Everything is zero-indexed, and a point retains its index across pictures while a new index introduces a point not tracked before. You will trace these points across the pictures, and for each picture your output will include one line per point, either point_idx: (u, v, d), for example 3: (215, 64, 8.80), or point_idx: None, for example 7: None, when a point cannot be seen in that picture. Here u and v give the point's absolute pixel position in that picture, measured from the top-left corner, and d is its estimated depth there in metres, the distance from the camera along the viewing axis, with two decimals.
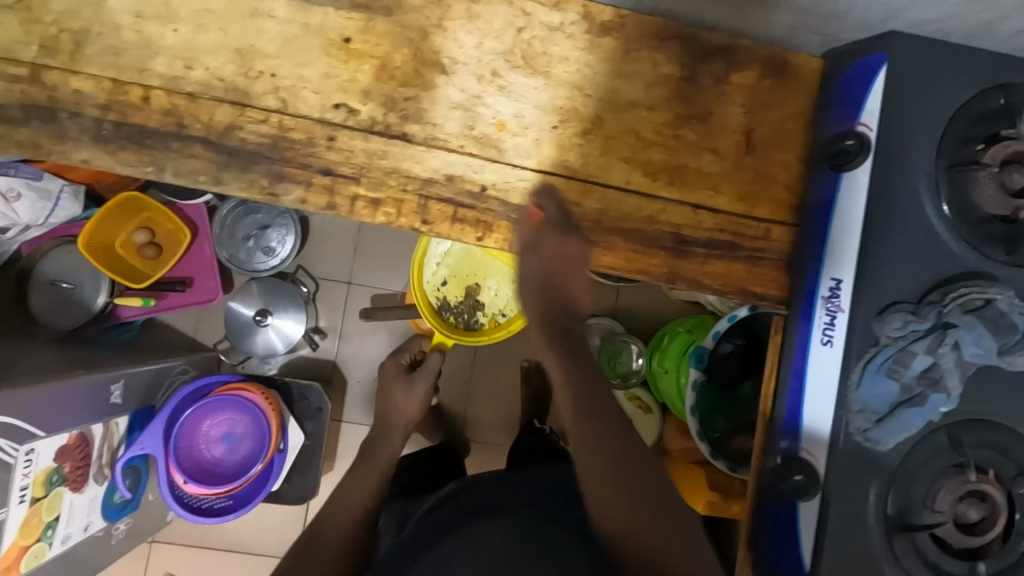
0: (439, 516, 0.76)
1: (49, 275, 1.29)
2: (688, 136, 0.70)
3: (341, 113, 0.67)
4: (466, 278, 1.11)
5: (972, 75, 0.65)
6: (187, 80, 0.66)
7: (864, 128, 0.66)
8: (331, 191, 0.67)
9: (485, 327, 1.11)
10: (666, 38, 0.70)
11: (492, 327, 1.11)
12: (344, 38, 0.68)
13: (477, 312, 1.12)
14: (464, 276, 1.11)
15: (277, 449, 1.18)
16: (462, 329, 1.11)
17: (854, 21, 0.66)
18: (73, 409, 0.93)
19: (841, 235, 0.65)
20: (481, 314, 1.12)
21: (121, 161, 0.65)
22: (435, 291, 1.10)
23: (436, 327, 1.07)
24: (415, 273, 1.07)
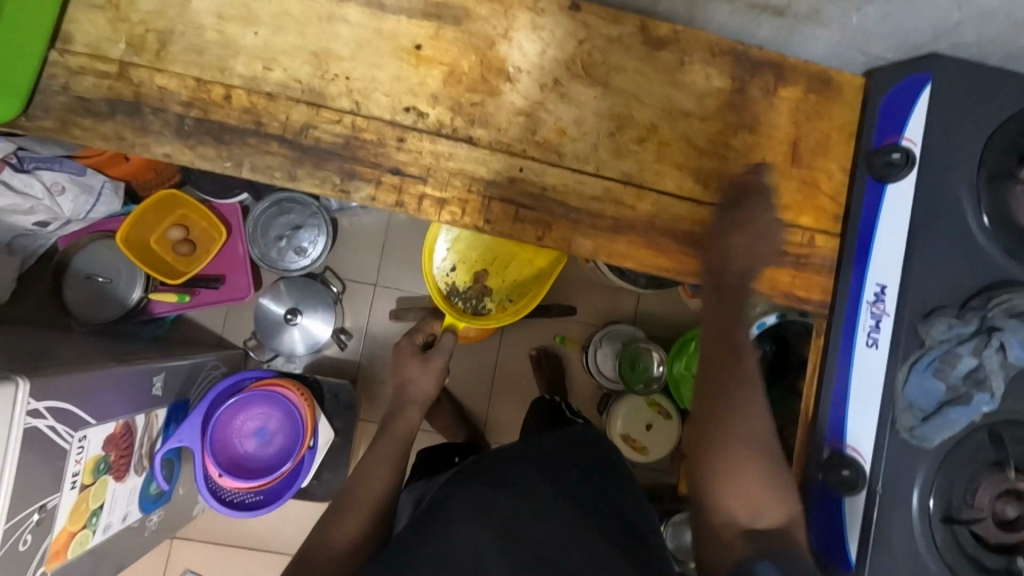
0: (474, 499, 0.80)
1: (86, 270, 1.31)
2: (739, 146, 0.74)
3: (411, 116, 0.71)
4: (474, 264, 1.10)
5: (1008, 95, 0.69)
6: (265, 80, 0.69)
7: (909, 141, 0.70)
8: (399, 190, 0.70)
9: (492, 311, 1.09)
10: (719, 53, 0.74)
11: (500, 311, 1.09)
12: (415, 44, 0.71)
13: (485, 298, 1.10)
14: (472, 261, 1.10)
15: (308, 446, 1.20)
16: (471, 314, 1.09)
17: (899, 41, 0.70)
18: (119, 399, 0.95)
19: (886, 242, 0.69)
20: (489, 299, 1.10)
21: (201, 155, 0.68)
22: (445, 276, 1.09)
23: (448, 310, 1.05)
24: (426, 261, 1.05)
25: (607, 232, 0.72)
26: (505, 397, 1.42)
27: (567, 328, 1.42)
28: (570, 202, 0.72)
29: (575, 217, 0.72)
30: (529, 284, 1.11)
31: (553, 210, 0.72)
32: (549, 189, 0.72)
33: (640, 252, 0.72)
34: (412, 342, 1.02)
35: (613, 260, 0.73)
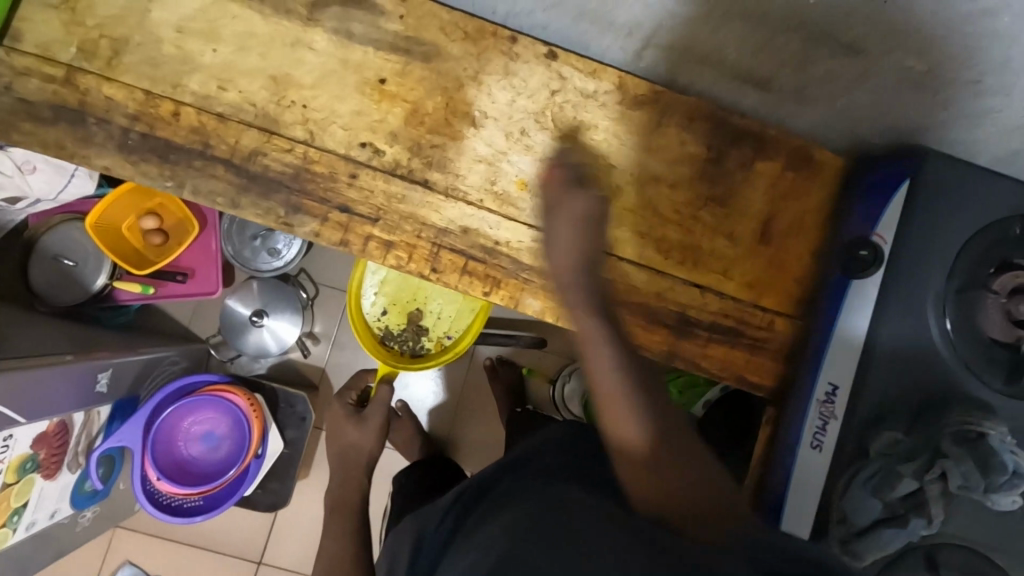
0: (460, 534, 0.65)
1: (52, 249, 1.28)
2: (708, 218, 0.71)
3: (367, 152, 0.68)
4: (406, 305, 1.00)
5: (1004, 198, 0.64)
6: (219, 100, 0.66)
7: (879, 240, 0.65)
8: (346, 228, 0.67)
9: (432, 353, 1.00)
10: (699, 118, 0.71)
11: (439, 352, 1.00)
12: (379, 78, 0.68)
13: (423, 337, 1.01)
14: (404, 302, 1.00)
15: (255, 455, 1.17)
16: (410, 358, 1.00)
17: (884, 127, 0.66)
18: (55, 397, 0.92)
19: (844, 341, 0.65)
20: (426, 338, 1.00)
21: (142, 172, 0.66)
22: (376, 321, 0.99)
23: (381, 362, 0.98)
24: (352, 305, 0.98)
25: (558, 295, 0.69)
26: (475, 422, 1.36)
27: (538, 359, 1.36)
28: (521, 259, 0.69)
29: (528, 275, 0.69)
30: (469, 317, 1.00)
31: (503, 266, 0.69)
32: (502, 244, 0.69)
33: None
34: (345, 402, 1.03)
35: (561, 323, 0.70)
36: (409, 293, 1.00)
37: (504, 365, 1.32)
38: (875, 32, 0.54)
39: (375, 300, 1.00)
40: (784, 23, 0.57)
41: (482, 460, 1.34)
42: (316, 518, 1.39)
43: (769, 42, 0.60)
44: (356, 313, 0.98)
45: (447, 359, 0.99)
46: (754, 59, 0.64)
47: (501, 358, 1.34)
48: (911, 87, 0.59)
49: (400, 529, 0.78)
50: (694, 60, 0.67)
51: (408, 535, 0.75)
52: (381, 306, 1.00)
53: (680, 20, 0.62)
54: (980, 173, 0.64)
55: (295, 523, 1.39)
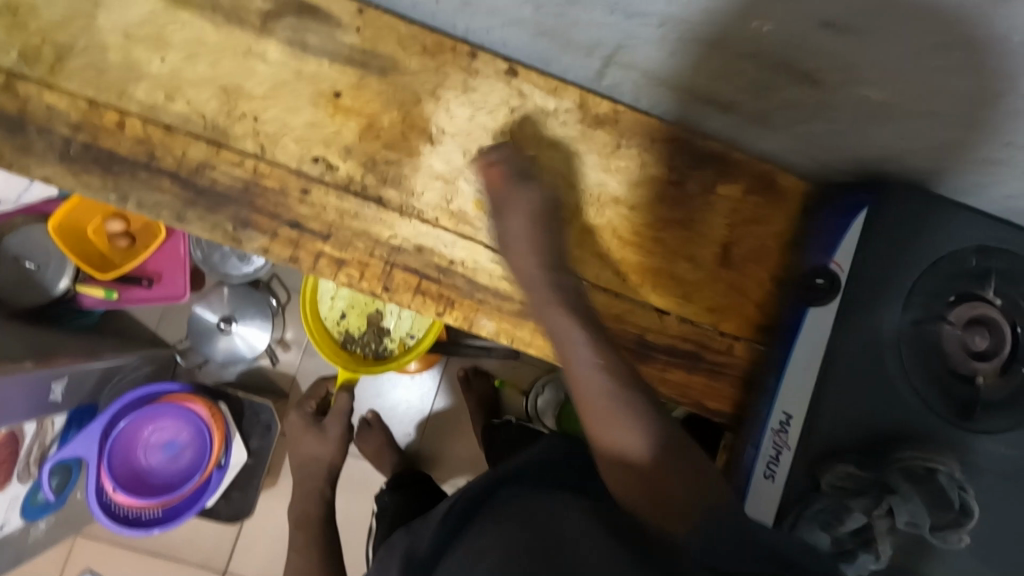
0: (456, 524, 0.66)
1: (14, 251, 1.25)
2: (669, 240, 0.70)
3: (319, 167, 0.66)
4: (366, 306, 0.98)
5: (960, 231, 0.64)
6: (166, 111, 0.65)
7: (836, 267, 0.64)
8: (296, 245, 0.66)
9: (393, 354, 0.98)
10: (659, 140, 0.71)
11: (402, 352, 0.97)
12: (334, 91, 0.67)
13: (385, 338, 0.99)
14: (363, 303, 0.98)
15: (217, 465, 1.15)
16: (372, 360, 0.98)
17: (842, 153, 0.66)
18: (10, 406, 0.90)
19: (799, 369, 0.64)
20: (389, 339, 0.98)
21: (84, 183, 0.64)
22: (335, 325, 0.97)
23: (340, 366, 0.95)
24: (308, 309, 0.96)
25: (512, 316, 0.68)
26: (450, 434, 1.33)
27: (510, 370, 1.33)
28: (477, 279, 0.68)
29: (482, 295, 0.68)
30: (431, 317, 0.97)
31: (457, 285, 0.67)
32: (457, 263, 0.67)
33: (546, 340, 0.68)
34: (305, 412, 0.98)
35: (515, 345, 0.69)
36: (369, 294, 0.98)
37: (476, 376, 1.30)
38: (826, 63, 0.54)
39: (334, 301, 0.98)
40: (740, 49, 0.56)
41: (452, 472, 1.32)
42: (283, 528, 1.37)
43: (726, 67, 0.60)
44: (314, 319, 0.96)
45: (408, 360, 0.96)
46: (712, 82, 0.63)
47: (474, 368, 1.31)
48: (867, 116, 0.59)
49: (389, 543, 0.72)
50: (654, 81, 0.67)
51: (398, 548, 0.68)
52: (342, 309, 0.98)
53: (639, 42, 0.61)
54: (934, 204, 0.64)
55: (260, 533, 1.37)
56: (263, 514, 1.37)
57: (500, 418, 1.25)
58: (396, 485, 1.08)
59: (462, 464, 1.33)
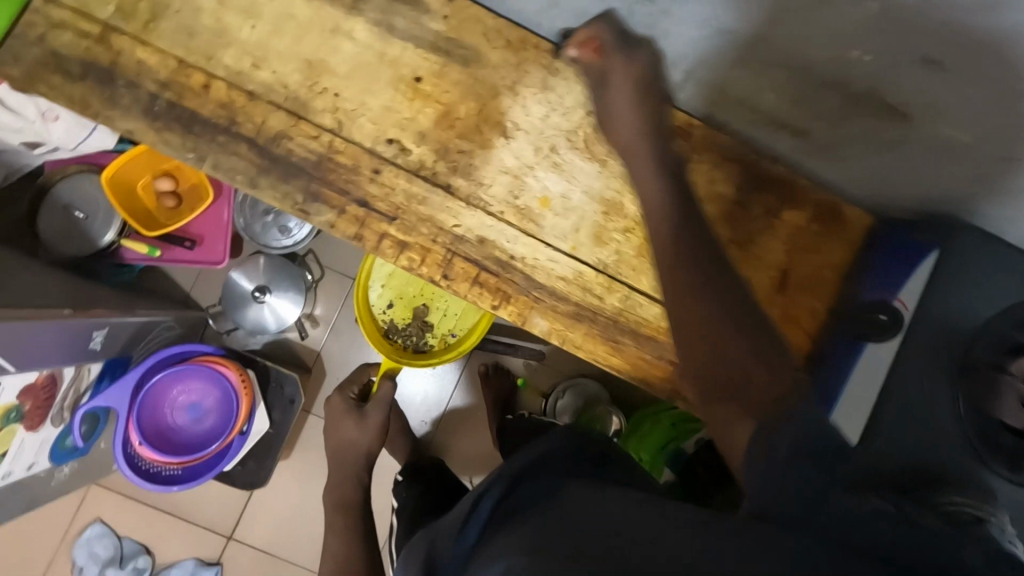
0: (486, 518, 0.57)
1: (65, 199, 1.27)
2: (726, 259, 0.70)
3: (393, 149, 0.67)
4: (412, 299, 0.99)
5: None
6: (250, 78, 0.66)
7: (900, 305, 0.64)
8: (362, 224, 0.66)
9: (433, 350, 0.98)
10: (729, 158, 0.70)
11: (442, 349, 0.97)
12: (415, 76, 0.67)
13: (427, 334, 0.99)
14: (410, 296, 0.99)
15: (239, 431, 1.15)
16: (412, 354, 0.98)
17: (911, 192, 0.66)
18: (51, 351, 0.91)
19: (853, 403, 0.65)
20: (430, 335, 0.99)
21: (165, 140, 0.65)
22: (379, 314, 0.98)
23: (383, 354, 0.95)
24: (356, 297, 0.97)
25: (566, 317, 0.68)
26: (467, 427, 1.33)
27: (533, 371, 1.33)
28: (535, 277, 0.68)
29: (539, 293, 0.68)
30: (475, 316, 0.98)
31: (515, 281, 0.68)
32: (518, 259, 0.68)
33: (596, 345, 0.68)
34: (346, 396, 0.98)
35: (566, 347, 0.68)
36: (415, 288, 0.99)
37: (496, 373, 1.29)
38: (920, 100, 0.53)
39: (380, 292, 0.99)
40: (830, 77, 0.56)
41: (465, 465, 1.33)
42: (294, 501, 1.39)
43: (813, 94, 0.60)
44: (362, 305, 0.97)
45: (450, 357, 0.96)
46: (793, 108, 0.63)
47: (496, 364, 1.30)
48: (950, 158, 0.58)
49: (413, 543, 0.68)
50: (733, 99, 0.66)
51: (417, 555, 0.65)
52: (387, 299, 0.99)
53: (726, 58, 0.61)
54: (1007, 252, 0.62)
55: (271, 503, 1.39)
56: (277, 486, 1.39)
57: (515, 413, 1.23)
58: (411, 476, 1.09)
59: (477, 458, 1.33)
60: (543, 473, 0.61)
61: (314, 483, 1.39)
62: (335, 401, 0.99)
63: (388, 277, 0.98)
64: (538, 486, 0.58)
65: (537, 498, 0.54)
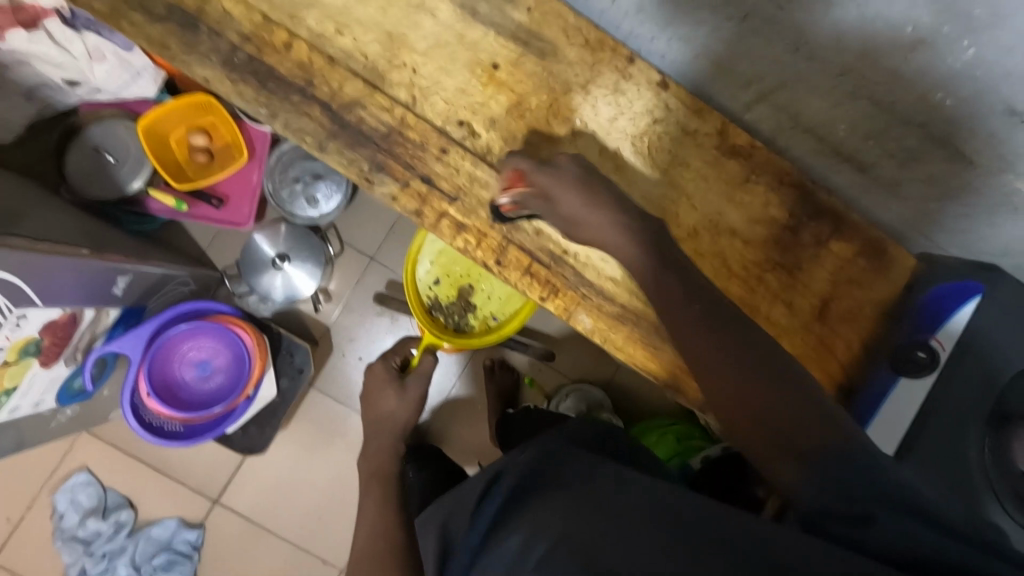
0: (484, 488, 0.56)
1: (95, 141, 1.26)
2: (772, 282, 0.72)
3: (462, 131, 0.68)
4: (459, 278, 1.00)
5: None
6: (331, 42, 0.66)
7: (938, 344, 0.65)
8: (423, 200, 0.67)
9: (475, 330, 0.99)
10: (787, 184, 0.72)
11: (483, 330, 0.98)
12: (492, 63, 0.68)
13: (469, 313, 1.00)
14: (457, 275, 1.00)
15: (246, 396, 1.14)
16: (453, 332, 0.99)
17: (958, 238, 0.68)
18: (70, 287, 0.90)
19: (889, 421, 0.66)
20: (473, 315, 1.00)
21: (239, 92, 0.65)
22: (426, 290, 0.99)
23: (426, 330, 0.96)
24: (408, 270, 0.98)
25: (610, 318, 0.69)
26: (467, 418, 1.33)
27: (540, 370, 1.33)
28: (585, 274, 0.69)
29: (587, 291, 0.69)
30: (519, 302, 0.99)
31: (565, 276, 0.69)
32: (569, 254, 0.69)
33: (637, 349, 0.69)
34: (388, 365, 0.97)
35: (607, 347, 0.69)
36: (464, 267, 1.00)
37: (502, 369, 1.29)
38: (993, 147, 0.55)
39: (428, 268, 1.00)
40: (907, 116, 0.58)
41: (460, 457, 1.32)
42: (286, 472, 1.38)
43: (885, 131, 0.61)
44: (410, 279, 0.98)
45: (491, 339, 0.97)
46: (860, 141, 0.65)
47: (502, 360, 1.30)
48: (1008, 210, 0.60)
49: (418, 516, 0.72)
50: (800, 126, 0.68)
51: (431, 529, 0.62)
52: (434, 274, 1.00)
53: (805, 85, 0.62)
54: None
55: (262, 472, 1.38)
56: (270, 456, 1.38)
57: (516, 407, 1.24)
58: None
59: (475, 450, 1.33)
60: (561, 458, 0.57)
61: (307, 457, 1.38)
62: (379, 369, 0.99)
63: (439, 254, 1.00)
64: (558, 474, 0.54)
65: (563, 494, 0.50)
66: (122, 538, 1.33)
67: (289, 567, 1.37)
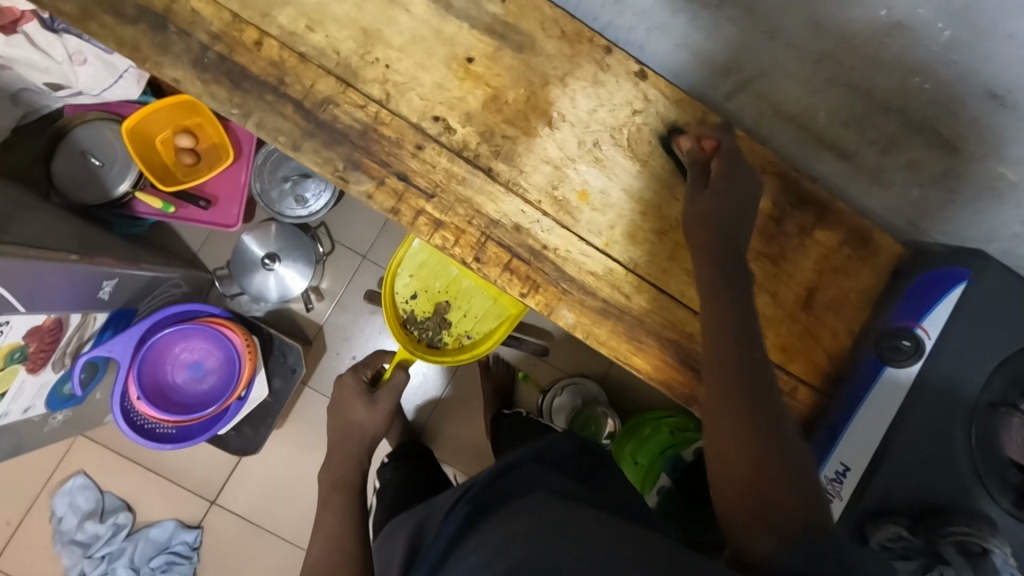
0: (460, 511, 0.61)
1: (81, 145, 1.26)
2: (755, 272, 0.71)
3: (438, 127, 0.67)
4: (436, 294, 1.00)
5: None
6: (304, 40, 0.65)
7: (923, 333, 0.64)
8: (399, 197, 0.66)
9: (447, 348, 0.98)
10: (769, 173, 0.71)
11: (456, 349, 0.98)
12: (468, 57, 0.67)
13: (443, 330, 1.00)
14: (434, 291, 0.99)
15: (238, 397, 1.13)
16: (426, 348, 0.99)
17: (944, 225, 0.67)
18: (58, 292, 0.90)
19: (874, 415, 0.65)
20: (447, 333, 0.99)
21: (212, 93, 0.65)
22: (403, 304, 0.99)
23: (399, 344, 0.95)
24: (386, 286, 0.97)
25: (592, 313, 0.68)
26: (461, 415, 1.32)
27: (533, 366, 1.32)
28: (566, 269, 0.68)
29: (567, 286, 0.68)
30: (494, 322, 0.99)
31: (546, 271, 0.68)
32: (549, 249, 0.68)
33: (620, 343, 0.69)
34: (359, 379, 0.96)
35: (589, 341, 0.69)
36: (442, 284, 0.99)
37: (498, 364, 1.30)
38: (976, 133, 0.54)
39: (407, 281, 0.99)
40: (886, 103, 0.57)
41: (455, 454, 1.32)
42: (281, 472, 1.38)
43: (865, 116, 0.60)
44: (387, 293, 0.97)
45: (463, 358, 0.97)
46: (843, 129, 0.63)
47: (496, 357, 1.30)
48: (991, 195, 0.59)
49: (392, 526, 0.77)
50: (781, 115, 0.67)
51: (402, 536, 0.71)
52: (413, 289, 1.00)
53: (784, 72, 0.61)
54: None
55: (257, 472, 1.38)
56: (265, 456, 1.38)
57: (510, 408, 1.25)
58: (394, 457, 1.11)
59: (470, 446, 1.32)
60: (531, 483, 0.61)
61: (301, 456, 1.38)
62: (347, 382, 0.96)
63: (417, 269, 0.99)
64: (522, 485, 0.61)
65: (518, 499, 0.57)
66: (121, 540, 1.34)
67: (288, 566, 1.38)
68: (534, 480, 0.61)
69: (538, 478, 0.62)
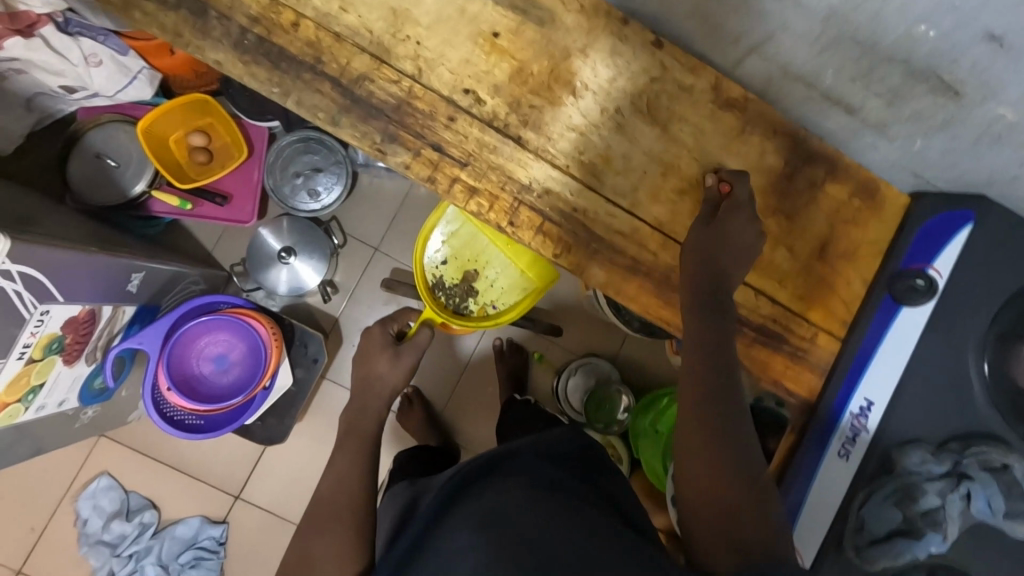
0: (463, 478, 0.68)
1: (96, 147, 1.27)
2: (773, 227, 0.74)
3: (468, 99, 0.70)
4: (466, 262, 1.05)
5: None
6: (337, 20, 0.68)
7: (935, 272, 0.70)
8: (434, 167, 0.70)
9: (473, 315, 1.03)
10: (780, 133, 0.75)
11: (481, 317, 1.03)
12: (493, 32, 0.70)
13: (470, 298, 1.04)
14: (464, 259, 1.05)
15: (263, 387, 1.17)
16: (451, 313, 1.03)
17: (946, 174, 0.71)
18: (90, 284, 0.92)
19: (890, 352, 0.70)
20: (473, 301, 1.04)
21: (251, 73, 0.68)
22: (434, 269, 1.04)
23: (426, 303, 1.00)
24: (417, 248, 1.01)
25: (622, 269, 0.72)
26: (479, 399, 1.35)
27: (548, 345, 1.35)
28: (595, 231, 0.72)
29: (595, 246, 0.72)
30: (518, 295, 1.04)
31: (576, 233, 0.71)
32: (579, 212, 0.71)
33: (646, 297, 0.73)
34: (386, 331, 0.98)
35: (619, 297, 0.73)
36: (472, 253, 1.05)
37: (511, 351, 1.32)
38: (975, 79, 0.58)
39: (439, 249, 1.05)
40: (891, 55, 0.61)
41: (475, 435, 1.34)
42: (303, 463, 1.40)
43: (870, 70, 0.64)
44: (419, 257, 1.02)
45: (488, 323, 1.02)
46: (850, 84, 0.67)
47: (511, 342, 1.33)
48: (992, 140, 0.63)
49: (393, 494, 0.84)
50: (790, 75, 0.71)
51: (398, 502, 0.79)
52: (444, 256, 1.05)
53: (793, 33, 0.65)
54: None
55: (280, 465, 1.40)
56: (287, 448, 1.40)
57: (522, 393, 1.27)
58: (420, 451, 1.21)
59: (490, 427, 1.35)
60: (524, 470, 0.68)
61: (323, 447, 1.40)
62: (375, 333, 0.97)
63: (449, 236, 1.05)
64: (517, 471, 0.68)
65: (507, 486, 0.64)
66: (148, 539, 1.35)
67: None
68: (530, 469, 0.68)
69: (532, 467, 0.69)
